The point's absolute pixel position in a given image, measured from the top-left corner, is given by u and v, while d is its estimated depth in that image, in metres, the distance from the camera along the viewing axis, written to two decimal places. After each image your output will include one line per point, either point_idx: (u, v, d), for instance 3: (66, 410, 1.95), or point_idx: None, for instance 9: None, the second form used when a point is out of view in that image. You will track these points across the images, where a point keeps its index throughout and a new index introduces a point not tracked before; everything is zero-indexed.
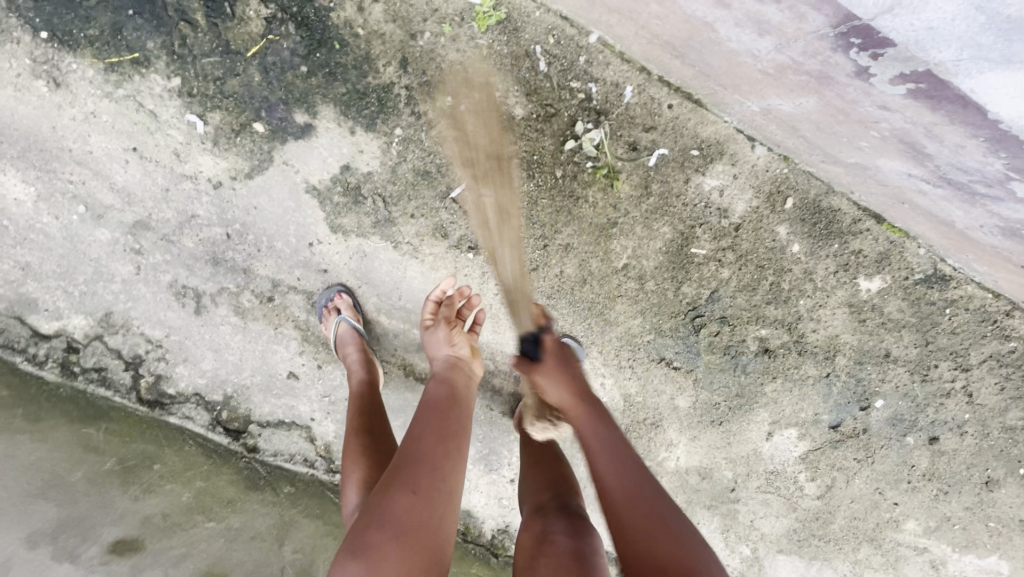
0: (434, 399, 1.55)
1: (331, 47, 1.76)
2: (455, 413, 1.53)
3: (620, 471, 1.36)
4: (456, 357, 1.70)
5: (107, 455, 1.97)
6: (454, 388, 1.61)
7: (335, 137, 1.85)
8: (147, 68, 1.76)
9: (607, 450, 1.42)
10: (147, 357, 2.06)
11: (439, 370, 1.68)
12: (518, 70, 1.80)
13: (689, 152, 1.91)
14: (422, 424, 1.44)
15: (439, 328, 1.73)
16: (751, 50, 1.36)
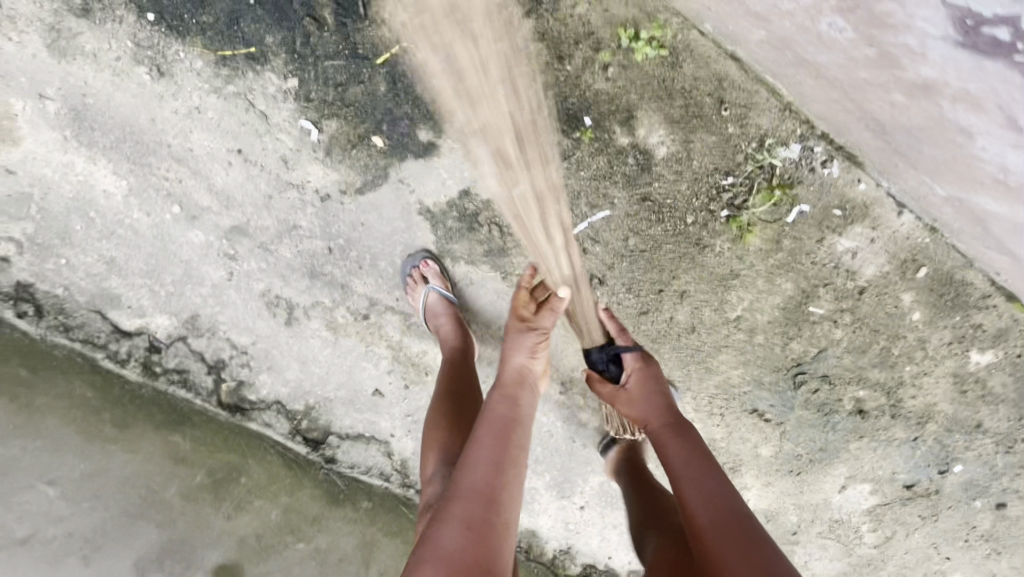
0: (498, 420, 1.47)
1: (470, 62, 1.57)
2: (518, 441, 1.45)
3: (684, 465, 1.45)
4: (526, 368, 1.61)
5: (196, 469, 1.94)
6: (516, 408, 1.53)
7: (457, 160, 1.69)
8: (262, 65, 1.58)
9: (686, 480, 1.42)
10: (231, 363, 1.99)
11: (507, 381, 1.59)
12: (669, 107, 1.63)
13: (831, 211, 1.78)
14: (480, 448, 1.38)
15: (525, 334, 1.62)
16: (975, 132, 1.63)
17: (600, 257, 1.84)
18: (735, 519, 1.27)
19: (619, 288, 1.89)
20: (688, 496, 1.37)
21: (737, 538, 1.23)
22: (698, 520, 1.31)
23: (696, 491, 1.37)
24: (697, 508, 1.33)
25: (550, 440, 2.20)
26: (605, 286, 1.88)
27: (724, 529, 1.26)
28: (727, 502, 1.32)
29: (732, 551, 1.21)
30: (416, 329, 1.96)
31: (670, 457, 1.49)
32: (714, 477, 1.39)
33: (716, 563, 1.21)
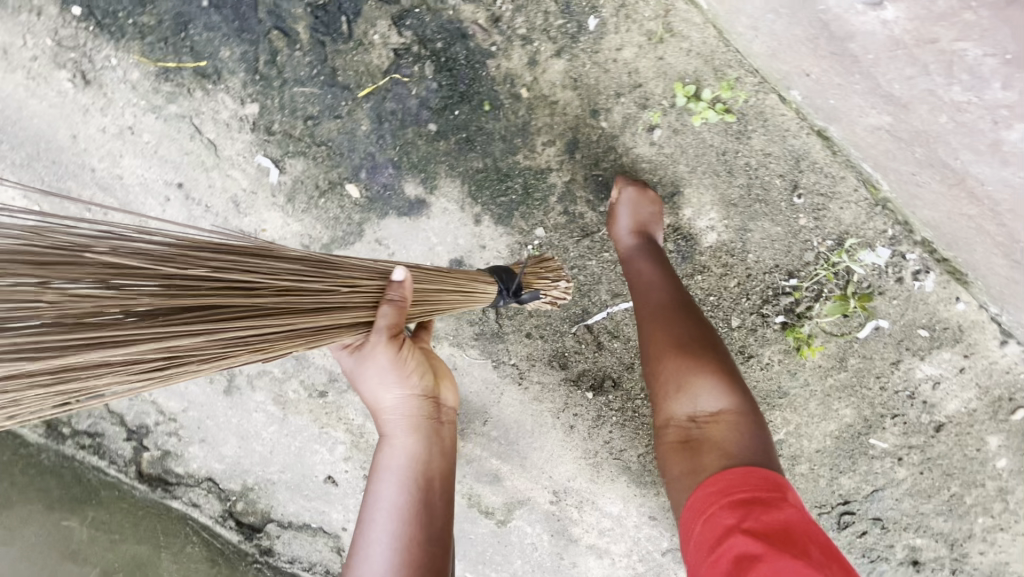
0: (390, 503, 0.99)
1: (478, 105, 1.23)
2: (427, 512, 1.00)
3: (652, 359, 1.07)
4: (410, 401, 1.04)
5: (89, 564, 1.60)
6: (419, 462, 1.02)
7: (451, 224, 1.31)
8: (213, 84, 1.23)
9: (651, 331, 1.08)
10: (155, 430, 1.63)
11: (391, 426, 1.04)
12: (726, 186, 1.27)
13: (916, 330, 1.40)
14: (372, 551, 0.96)
15: (376, 349, 0.97)
16: None
17: (617, 354, 1.48)
18: (681, 313, 1.09)
19: (637, 393, 1.52)
20: (645, 292, 1.12)
21: (669, 340, 1.06)
22: (648, 307, 1.11)
23: (654, 283, 1.13)
24: (656, 293, 1.11)
25: (534, 555, 1.72)
26: (620, 389, 1.52)
27: (669, 319, 1.07)
28: (671, 275, 1.15)
29: (667, 351, 1.05)
30: None
31: (640, 306, 1.12)
32: (659, 265, 1.15)
33: (651, 365, 1.07)
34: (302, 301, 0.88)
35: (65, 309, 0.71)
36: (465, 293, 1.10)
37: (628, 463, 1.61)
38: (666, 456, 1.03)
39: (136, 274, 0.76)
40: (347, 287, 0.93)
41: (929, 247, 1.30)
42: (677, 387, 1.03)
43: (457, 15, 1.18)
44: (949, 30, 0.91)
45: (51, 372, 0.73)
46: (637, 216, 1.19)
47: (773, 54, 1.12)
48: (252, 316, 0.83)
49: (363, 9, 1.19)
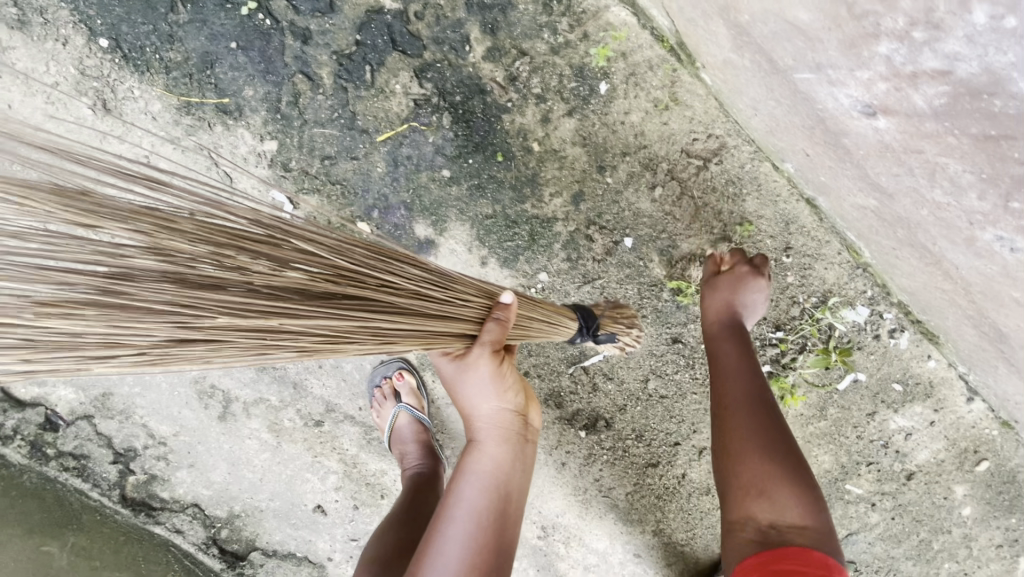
0: (471, 506, 1.07)
1: (491, 156, 1.28)
2: (501, 521, 1.09)
3: (753, 444, 1.02)
4: (503, 415, 1.12)
5: None
6: (504, 474, 1.11)
7: (458, 264, 1.38)
8: (235, 120, 1.26)
9: (735, 424, 1.05)
10: (144, 454, 1.61)
11: (483, 433, 1.12)
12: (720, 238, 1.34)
13: (890, 383, 1.49)
14: (445, 542, 1.03)
15: (480, 359, 1.03)
16: None
17: (611, 396, 1.53)
18: (767, 411, 1.06)
19: (628, 433, 1.57)
20: (724, 364, 1.13)
21: (746, 414, 1.05)
22: (732, 399, 1.08)
23: (739, 374, 1.10)
24: (737, 387, 1.08)
25: None
26: (612, 430, 1.56)
27: (756, 418, 1.05)
28: (757, 377, 1.10)
29: (751, 451, 1.01)
30: (377, 445, 1.60)
31: (728, 389, 1.09)
32: (740, 355, 1.13)
33: (724, 458, 1.04)
34: (428, 308, 0.94)
35: (271, 280, 0.81)
36: (551, 324, 1.15)
37: (616, 500, 1.65)
38: (733, 552, 0.98)
39: (315, 261, 0.86)
40: (457, 302, 0.99)
41: (904, 308, 1.39)
42: (757, 491, 0.98)
43: (477, 71, 1.22)
44: (932, 145, 0.84)
45: (252, 333, 0.80)
46: (730, 301, 1.20)
47: (769, 131, 1.10)
48: (392, 314, 0.90)
49: (387, 59, 1.22)
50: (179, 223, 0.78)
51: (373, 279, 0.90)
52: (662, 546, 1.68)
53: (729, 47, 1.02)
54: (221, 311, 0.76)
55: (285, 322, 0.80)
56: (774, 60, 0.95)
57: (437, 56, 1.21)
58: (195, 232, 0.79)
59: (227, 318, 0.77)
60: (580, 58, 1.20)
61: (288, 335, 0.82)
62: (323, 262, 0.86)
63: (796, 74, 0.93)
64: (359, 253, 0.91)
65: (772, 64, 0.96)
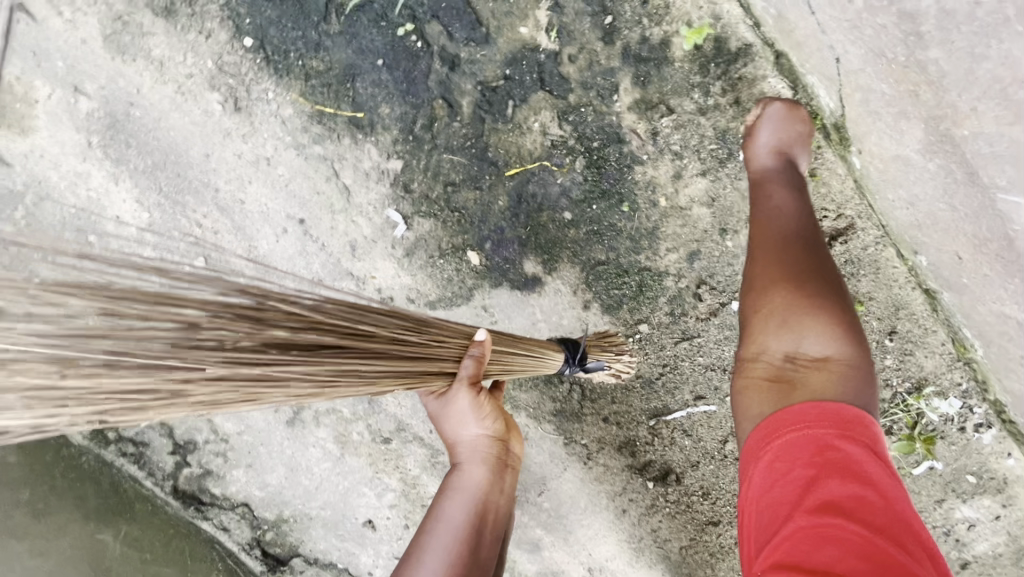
0: (452, 529, 1.05)
1: (616, 204, 1.27)
2: (477, 542, 1.05)
3: (784, 269, 1.01)
4: (481, 440, 1.08)
5: None
6: (481, 497, 1.07)
7: (560, 305, 1.36)
8: (365, 135, 1.25)
9: (773, 255, 1.03)
10: (203, 449, 1.58)
11: (460, 456, 1.09)
12: None
13: (965, 475, 1.49)
14: (422, 564, 1.02)
15: (458, 395, 1.04)
16: None
17: (686, 452, 1.52)
18: (809, 258, 1.03)
19: (695, 490, 1.56)
20: (774, 190, 1.09)
21: (773, 236, 1.05)
22: (765, 237, 1.06)
23: (778, 214, 1.07)
24: (779, 222, 1.06)
25: None
26: (681, 484, 1.55)
27: (791, 254, 1.03)
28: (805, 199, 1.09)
29: (783, 281, 1.01)
30: (440, 470, 1.58)
31: (762, 220, 1.08)
32: (794, 195, 1.09)
33: (762, 280, 1.03)
34: (405, 351, 0.99)
35: (281, 344, 0.88)
36: (535, 357, 1.16)
37: (669, 554, 1.63)
38: (748, 389, 0.99)
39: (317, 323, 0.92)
40: (433, 343, 1.02)
41: (997, 405, 1.38)
42: (782, 324, 0.99)
43: (619, 120, 1.22)
44: None
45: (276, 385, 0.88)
46: (779, 140, 1.11)
47: None
48: (396, 361, 0.97)
49: (531, 97, 1.21)
50: (184, 300, 0.83)
51: (374, 334, 0.97)
52: None
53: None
54: (248, 367, 0.85)
55: (309, 373, 0.90)
56: (978, 173, 1.07)
57: (583, 100, 1.21)
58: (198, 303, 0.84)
59: (258, 371, 0.86)
60: (725, 123, 1.20)
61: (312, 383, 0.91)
62: (306, 316, 0.91)
63: None
64: (338, 310, 0.95)
65: (972, 177, 1.08)
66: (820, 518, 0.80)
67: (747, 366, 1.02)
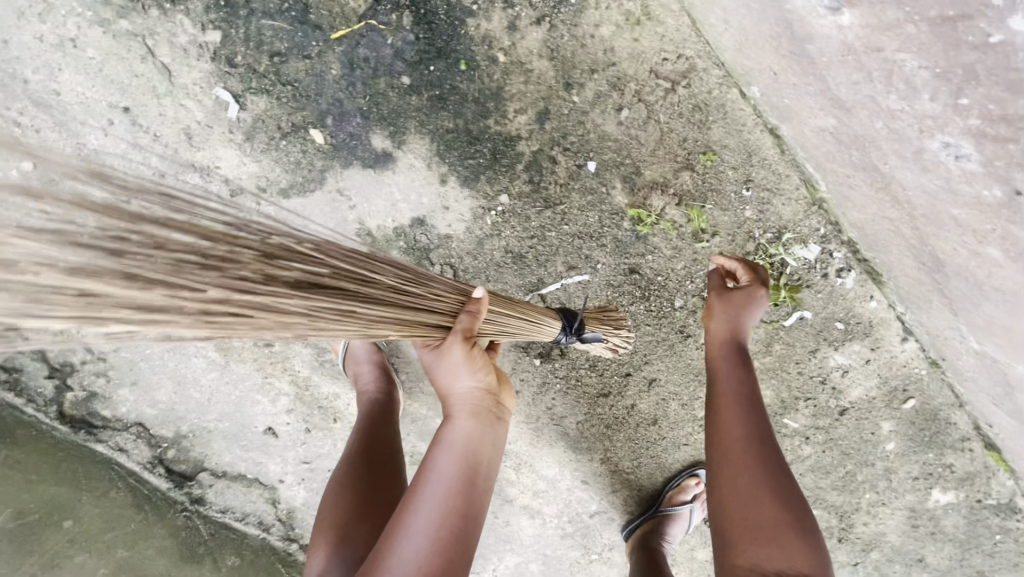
0: (445, 479, 1.04)
1: (454, 64, 1.22)
2: (471, 496, 1.05)
3: (740, 486, 1.04)
4: (478, 392, 1.08)
5: (2, 506, 1.55)
6: (475, 443, 1.07)
7: (417, 181, 1.33)
8: (173, 4, 1.16)
9: (736, 462, 1.06)
10: (82, 370, 1.55)
11: (454, 407, 1.09)
12: (682, 158, 1.32)
13: (833, 322, 1.54)
14: (417, 511, 1.00)
15: (453, 347, 1.04)
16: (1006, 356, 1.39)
17: None
18: (766, 464, 1.05)
19: (581, 363, 1.60)
20: (728, 417, 1.10)
21: (733, 435, 1.08)
22: (729, 443, 1.08)
23: (739, 411, 1.10)
24: (733, 426, 1.09)
25: None
26: (567, 358, 1.60)
27: (754, 455, 1.06)
28: (755, 388, 1.14)
29: (744, 472, 1.05)
30: (330, 369, 1.58)
31: (725, 410, 1.11)
32: (746, 379, 1.14)
33: (717, 480, 1.07)
34: (405, 300, 1.00)
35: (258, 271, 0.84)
36: (532, 324, 1.20)
37: (568, 429, 1.70)
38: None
39: (296, 259, 0.89)
40: (433, 297, 1.04)
41: (853, 247, 1.42)
42: (759, 537, 1.00)
43: None
44: (892, 40, 0.92)
45: (244, 317, 0.82)
46: (731, 327, 1.18)
47: (738, 48, 1.15)
48: (369, 303, 0.95)
49: None
50: (194, 227, 0.82)
51: (352, 276, 0.95)
52: (609, 474, 1.76)
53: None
54: (217, 287, 0.79)
55: (276, 304, 0.84)
56: None
57: None
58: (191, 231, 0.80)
59: (219, 290, 0.79)
60: None
61: (278, 321, 0.86)
62: (309, 258, 0.90)
63: None
64: (336, 250, 0.96)
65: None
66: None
67: (729, 568, 1.02)
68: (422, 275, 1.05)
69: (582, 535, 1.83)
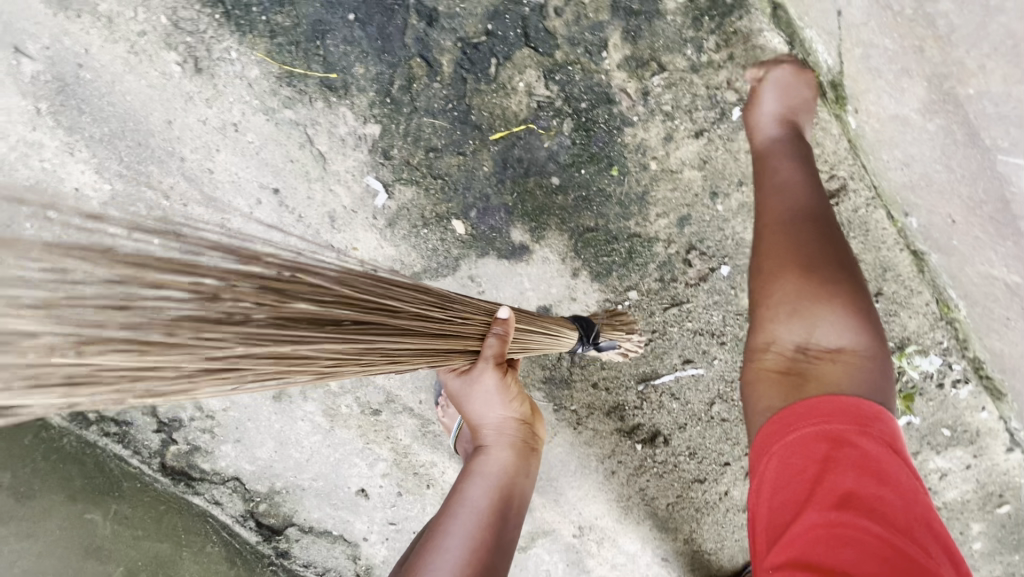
0: (475, 505, 1.11)
1: (605, 169, 1.23)
2: (502, 520, 1.11)
3: (783, 286, 0.91)
4: (510, 422, 1.16)
5: (112, 563, 1.58)
6: (503, 469, 1.15)
7: (549, 273, 1.34)
8: (339, 97, 1.19)
9: (779, 237, 0.94)
10: (189, 426, 1.56)
11: (484, 435, 1.17)
12: None
13: (941, 429, 1.51)
14: (451, 532, 1.06)
15: (484, 374, 1.07)
16: None
17: (674, 414, 1.55)
18: (814, 235, 0.93)
19: (682, 451, 1.59)
20: (767, 197, 0.99)
21: (791, 236, 0.93)
22: (774, 210, 0.96)
23: (787, 192, 0.97)
24: (779, 202, 0.96)
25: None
26: (669, 445, 1.58)
27: (800, 226, 0.93)
28: (818, 190, 0.97)
29: (787, 269, 0.92)
30: (432, 439, 1.59)
31: (767, 209, 0.97)
32: (798, 167, 0.99)
33: (763, 264, 0.94)
34: (431, 327, 0.98)
35: (282, 306, 0.82)
36: (553, 336, 1.18)
37: (657, 509, 1.69)
38: (759, 380, 0.91)
39: (320, 290, 0.87)
40: (458, 321, 1.02)
41: (975, 361, 1.41)
42: (790, 312, 0.91)
43: (609, 79, 1.17)
44: None
45: (272, 356, 0.81)
46: (785, 106, 1.06)
47: (909, 186, 1.16)
48: (396, 334, 0.93)
49: (515, 54, 1.16)
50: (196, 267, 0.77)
51: (375, 305, 0.93)
52: (691, 554, 1.74)
53: (915, 104, 1.04)
54: (241, 338, 0.77)
55: (307, 345, 0.83)
56: (979, 134, 1.00)
57: (570, 58, 1.16)
58: (220, 273, 0.79)
59: (244, 345, 0.78)
60: (717, 82, 1.16)
61: (306, 360, 0.84)
62: (330, 288, 0.88)
63: (1003, 153, 1.00)
64: (363, 282, 0.93)
65: (973, 138, 1.01)
66: (835, 513, 0.75)
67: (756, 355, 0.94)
68: (445, 298, 1.03)
69: None
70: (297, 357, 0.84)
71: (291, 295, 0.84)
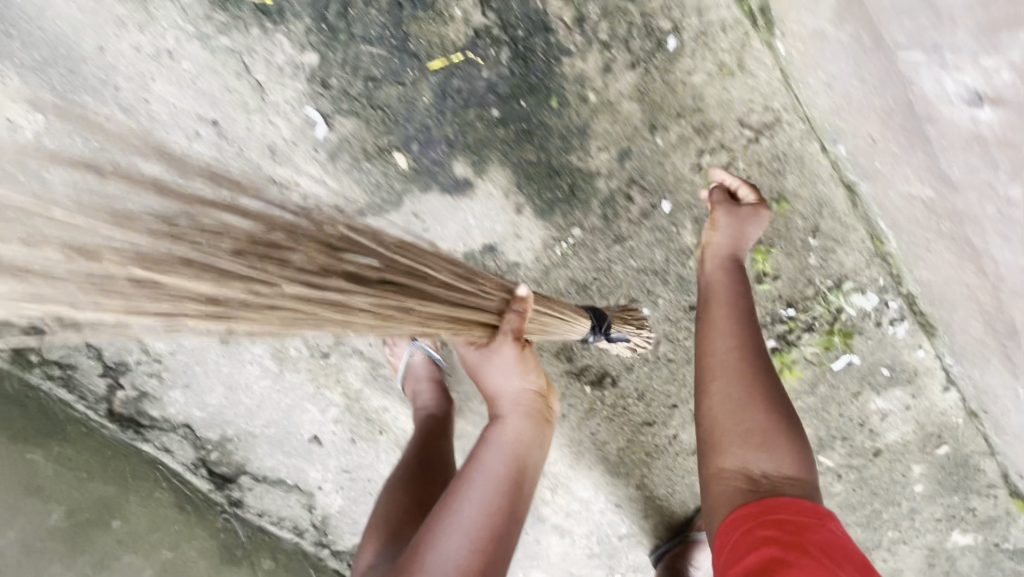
0: (493, 471, 1.10)
1: (546, 100, 1.24)
2: (517, 493, 1.11)
3: (740, 406, 1.05)
4: (527, 394, 1.16)
5: (52, 505, 1.50)
6: (518, 439, 1.14)
7: (492, 209, 1.35)
8: (274, 24, 1.15)
9: (732, 371, 1.07)
10: (136, 371, 1.56)
11: (496, 403, 1.16)
12: None
13: (878, 369, 1.52)
14: (466, 500, 1.06)
15: (503, 346, 1.09)
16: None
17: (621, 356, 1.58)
18: (763, 378, 1.06)
19: (630, 393, 1.63)
20: (715, 339, 1.10)
21: (735, 367, 1.07)
22: (719, 358, 1.08)
23: (734, 338, 1.09)
24: (747, 344, 1.08)
25: None
26: (617, 387, 1.62)
27: (751, 379, 1.06)
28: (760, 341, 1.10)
29: (759, 405, 1.04)
30: (382, 383, 1.58)
31: (716, 347, 1.09)
32: (745, 307, 1.12)
33: (706, 376, 1.09)
34: (456, 296, 1.03)
35: (316, 262, 0.89)
36: (569, 318, 1.20)
37: (607, 454, 1.72)
38: (718, 497, 1.04)
39: (354, 254, 0.94)
40: (481, 293, 1.07)
41: (910, 299, 1.43)
42: (754, 443, 1.03)
43: (545, 6, 1.15)
44: None
45: (306, 305, 0.87)
46: (732, 242, 1.15)
47: (834, 110, 1.20)
48: (420, 296, 0.98)
49: None
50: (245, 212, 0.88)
51: (402, 269, 0.99)
52: (643, 499, 1.78)
53: (829, 15, 1.08)
54: (289, 280, 0.85)
55: (336, 299, 0.89)
56: (880, 37, 1.05)
57: None
58: (258, 221, 0.89)
59: (293, 287, 0.85)
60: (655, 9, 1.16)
61: (339, 314, 0.90)
62: (371, 250, 0.96)
63: (902, 52, 1.04)
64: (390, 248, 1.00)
65: (876, 42, 1.06)
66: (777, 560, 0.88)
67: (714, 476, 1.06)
68: (469, 273, 1.07)
69: (608, 554, 1.86)
70: (325, 312, 0.89)
71: (326, 250, 0.91)
